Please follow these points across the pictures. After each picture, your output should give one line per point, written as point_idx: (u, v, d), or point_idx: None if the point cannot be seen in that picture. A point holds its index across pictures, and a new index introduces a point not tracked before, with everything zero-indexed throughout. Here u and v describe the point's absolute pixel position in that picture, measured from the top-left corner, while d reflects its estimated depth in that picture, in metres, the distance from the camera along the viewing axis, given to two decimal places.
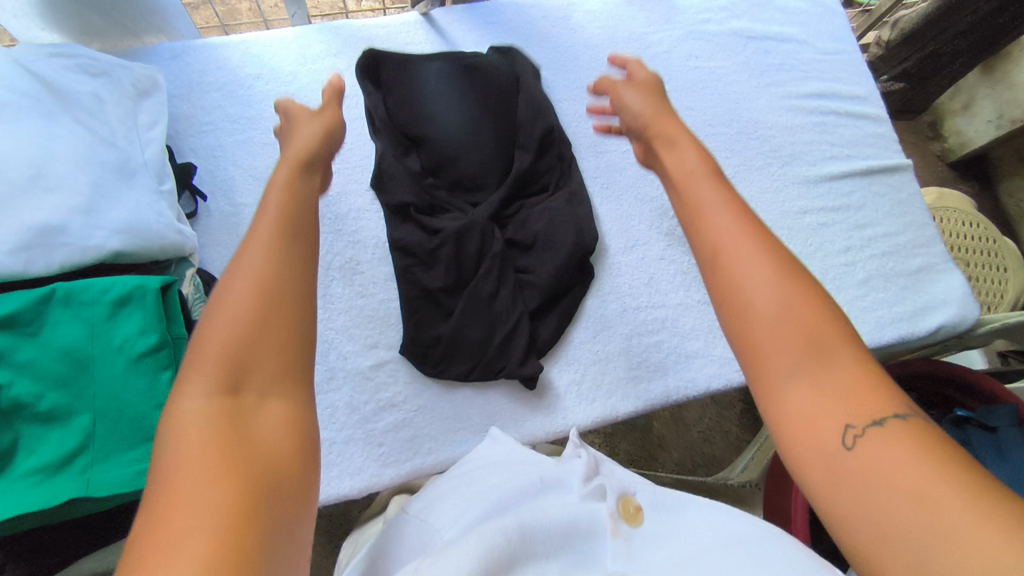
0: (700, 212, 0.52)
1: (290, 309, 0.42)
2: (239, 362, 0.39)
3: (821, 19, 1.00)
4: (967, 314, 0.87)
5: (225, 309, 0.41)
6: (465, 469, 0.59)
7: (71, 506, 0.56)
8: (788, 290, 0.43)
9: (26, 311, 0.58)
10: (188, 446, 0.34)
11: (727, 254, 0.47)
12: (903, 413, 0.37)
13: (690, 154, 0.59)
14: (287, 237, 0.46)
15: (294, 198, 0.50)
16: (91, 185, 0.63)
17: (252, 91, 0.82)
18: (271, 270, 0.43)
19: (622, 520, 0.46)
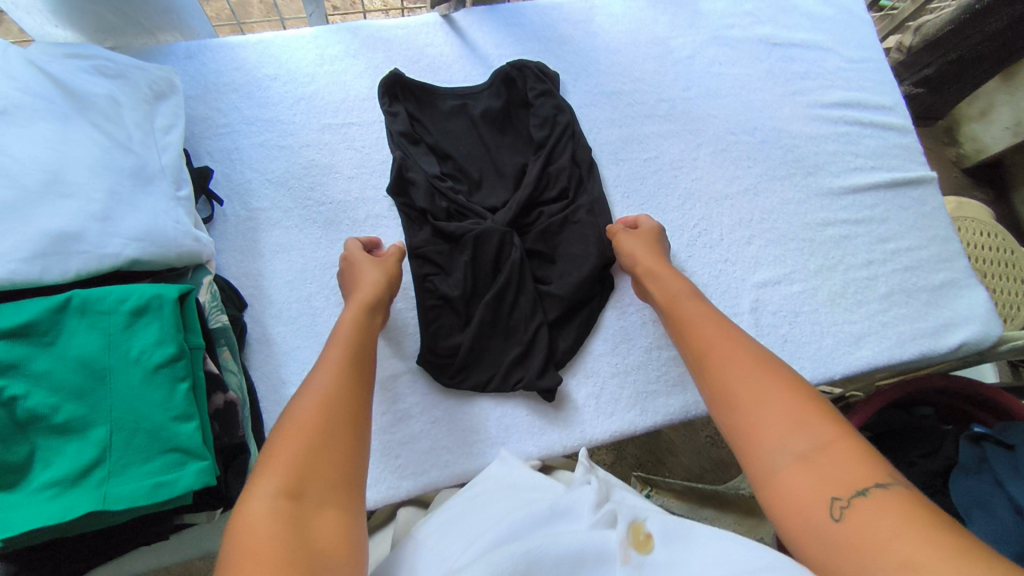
0: (690, 333, 0.66)
1: (345, 440, 0.52)
2: (304, 465, 0.48)
3: (847, 25, 0.98)
4: (990, 331, 0.85)
5: (293, 427, 0.52)
6: (473, 495, 0.59)
7: (88, 520, 0.55)
8: (770, 384, 0.56)
9: (42, 321, 0.57)
10: (263, 539, 0.42)
11: (725, 366, 0.60)
12: (883, 481, 0.45)
13: (674, 279, 0.73)
14: (348, 379, 0.58)
15: (360, 338, 0.64)
16: (107, 192, 0.61)
17: (268, 93, 0.81)
18: (339, 392, 0.56)
19: (632, 548, 0.46)
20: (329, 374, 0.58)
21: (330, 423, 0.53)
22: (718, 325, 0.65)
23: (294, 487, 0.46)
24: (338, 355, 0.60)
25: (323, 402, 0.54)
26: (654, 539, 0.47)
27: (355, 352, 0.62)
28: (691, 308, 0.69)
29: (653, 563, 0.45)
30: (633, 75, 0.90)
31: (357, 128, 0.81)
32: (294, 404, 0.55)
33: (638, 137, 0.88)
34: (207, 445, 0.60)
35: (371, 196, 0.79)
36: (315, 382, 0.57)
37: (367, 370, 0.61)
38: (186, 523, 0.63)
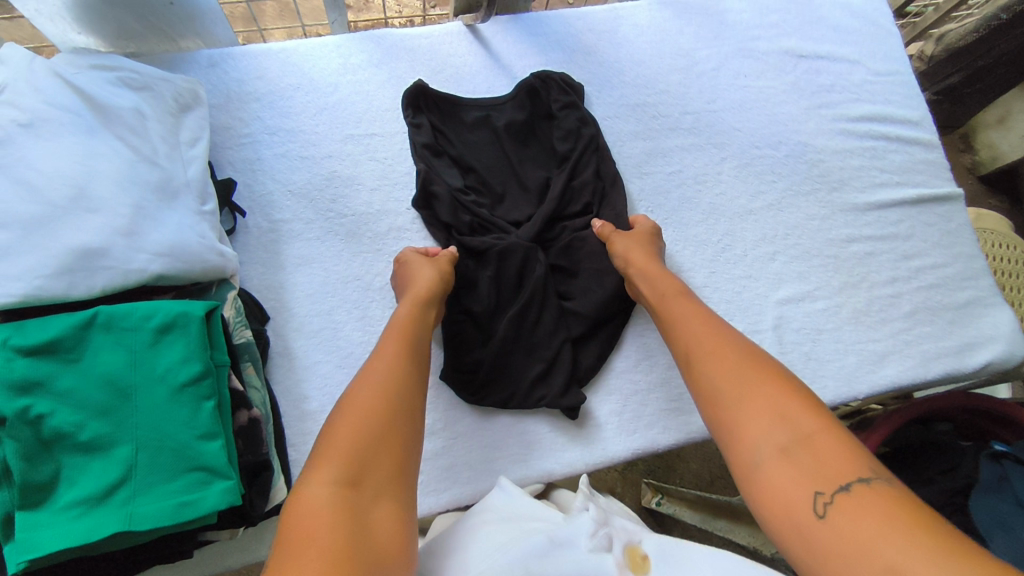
0: (677, 328, 0.65)
1: (398, 437, 0.52)
2: (362, 456, 0.48)
3: (874, 38, 0.97)
4: (1015, 351, 0.85)
5: (352, 414, 0.52)
6: (473, 521, 0.58)
7: (112, 539, 0.54)
8: (749, 380, 0.54)
9: (68, 337, 0.57)
10: (317, 521, 0.42)
11: (703, 362, 0.59)
12: (864, 476, 0.44)
13: (656, 274, 0.71)
14: (405, 374, 0.58)
15: (415, 335, 0.63)
16: (132, 206, 0.61)
17: (291, 102, 0.80)
18: (396, 385, 0.56)
19: (630, 569, 0.48)
20: (386, 364, 0.58)
21: (386, 415, 0.53)
22: (709, 319, 0.64)
23: (351, 476, 0.47)
24: (396, 346, 0.60)
25: (381, 393, 0.54)
26: (650, 560, 0.49)
27: (411, 346, 0.61)
28: (680, 305, 0.67)
29: None
30: (657, 87, 0.89)
31: (379, 139, 0.80)
32: (353, 391, 0.55)
33: (662, 150, 0.87)
34: (231, 463, 0.60)
35: (393, 208, 0.78)
36: (372, 371, 0.57)
37: (420, 366, 0.60)
38: (208, 540, 0.63)
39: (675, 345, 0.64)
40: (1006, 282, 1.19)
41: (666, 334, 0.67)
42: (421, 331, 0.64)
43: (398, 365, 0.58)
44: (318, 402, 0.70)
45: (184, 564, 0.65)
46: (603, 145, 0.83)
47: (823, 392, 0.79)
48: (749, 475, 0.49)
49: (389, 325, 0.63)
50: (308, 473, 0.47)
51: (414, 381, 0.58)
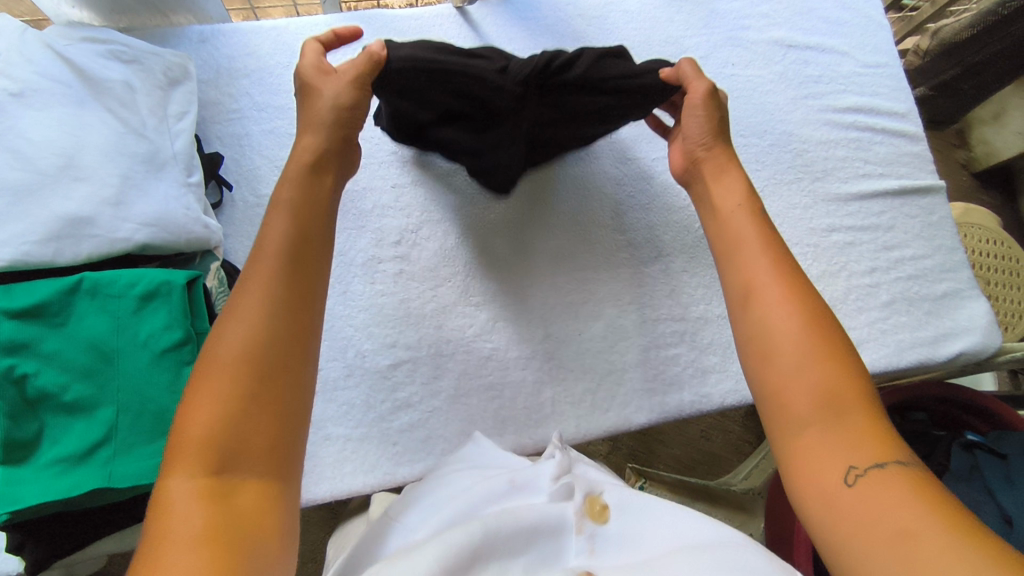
0: (732, 264, 0.60)
1: (272, 387, 0.46)
2: (229, 429, 0.43)
3: (865, 30, 0.98)
4: (989, 343, 0.86)
5: (216, 378, 0.45)
6: (442, 473, 0.60)
7: (94, 495, 0.57)
8: (805, 341, 0.51)
9: (53, 302, 0.58)
10: (182, 517, 0.39)
11: (761, 292, 0.55)
12: (904, 459, 0.44)
13: (732, 187, 0.66)
14: (285, 296, 0.50)
15: (294, 227, 0.55)
16: (120, 177, 0.62)
17: (280, 80, 0.81)
18: (273, 330, 0.48)
19: (587, 518, 0.49)
20: (257, 296, 0.49)
21: (259, 371, 0.46)
22: (774, 256, 0.58)
23: (219, 460, 0.42)
24: (272, 273, 0.51)
25: (251, 343, 0.47)
26: (609, 511, 0.50)
27: (293, 255, 0.53)
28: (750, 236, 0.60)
29: (606, 534, 0.48)
30: None
31: None
32: (214, 343, 0.47)
33: (646, 137, 0.88)
34: None
35: (379, 185, 0.81)
36: (243, 307, 0.49)
37: (310, 281, 0.53)
38: None
39: (724, 256, 0.62)
40: (996, 278, 1.19)
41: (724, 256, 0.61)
42: (298, 244, 0.54)
43: (273, 301, 0.49)
44: None
45: None
46: None
47: None
48: (783, 429, 0.49)
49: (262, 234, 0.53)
50: (172, 455, 0.42)
51: (296, 316, 0.50)
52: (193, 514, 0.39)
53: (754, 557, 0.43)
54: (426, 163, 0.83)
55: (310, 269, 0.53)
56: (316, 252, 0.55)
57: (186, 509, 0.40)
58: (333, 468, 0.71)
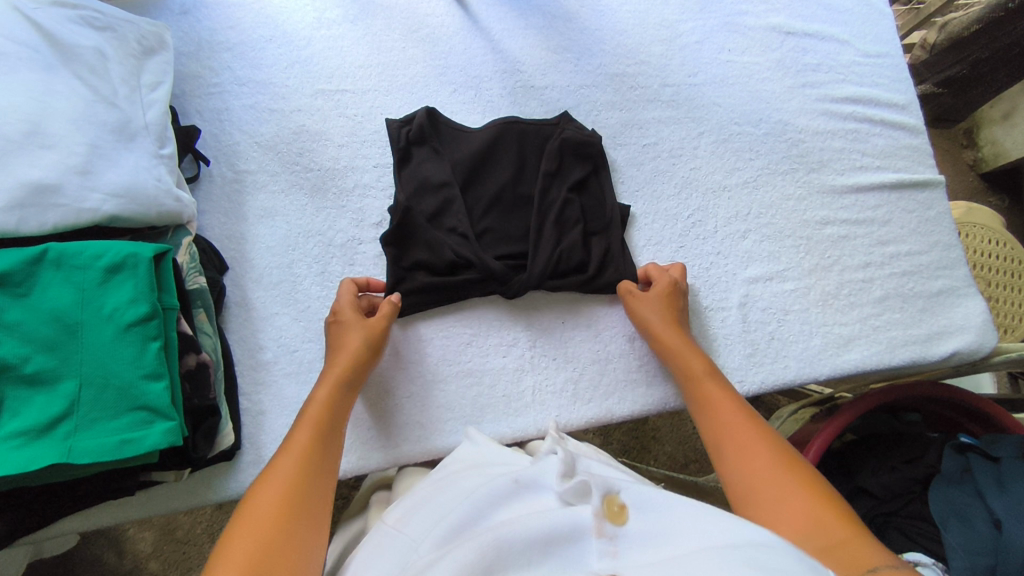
0: (709, 419, 0.65)
1: (292, 535, 0.49)
2: (256, 569, 0.45)
3: (866, 19, 0.96)
4: (984, 343, 0.84)
5: (246, 528, 0.48)
6: (439, 476, 0.59)
7: (54, 470, 0.55)
8: (783, 481, 0.54)
9: (17, 271, 0.56)
10: None
11: (736, 447, 0.60)
12: (892, 561, 0.45)
13: (689, 349, 0.71)
14: (305, 464, 0.55)
15: (318, 413, 0.61)
16: (88, 145, 0.61)
17: (262, 54, 0.80)
18: (301, 489, 0.53)
19: (607, 520, 0.46)
20: (287, 466, 0.54)
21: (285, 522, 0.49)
22: (739, 414, 0.63)
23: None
24: (299, 444, 0.57)
25: (283, 498, 0.51)
26: (628, 510, 0.47)
27: (319, 432, 0.59)
28: (719, 399, 0.66)
29: (628, 536, 0.45)
30: (638, 57, 0.88)
31: (350, 95, 0.80)
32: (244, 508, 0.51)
33: (638, 122, 0.86)
34: (175, 405, 0.60)
35: (360, 165, 0.78)
36: (275, 473, 0.53)
37: (327, 454, 0.58)
38: (154, 481, 0.64)
39: (704, 415, 0.66)
40: (1000, 279, 1.15)
41: (702, 421, 0.66)
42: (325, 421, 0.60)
43: (296, 465, 0.55)
44: (273, 352, 0.71)
45: (130, 502, 0.66)
46: (601, 155, 0.81)
47: (783, 372, 0.79)
48: None
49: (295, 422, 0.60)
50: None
51: (318, 479, 0.55)
52: None
53: (786, 555, 0.40)
54: None
55: (328, 439, 0.59)
56: (333, 429, 0.60)
57: None
58: None
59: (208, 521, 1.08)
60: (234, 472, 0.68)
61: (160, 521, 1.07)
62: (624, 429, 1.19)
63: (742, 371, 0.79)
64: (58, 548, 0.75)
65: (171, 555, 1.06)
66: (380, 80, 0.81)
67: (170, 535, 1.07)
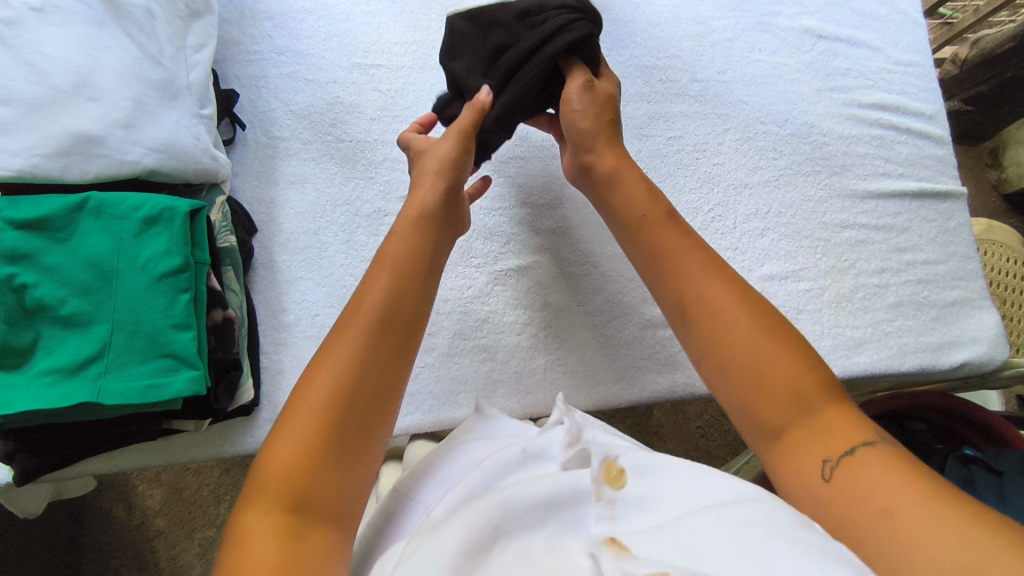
0: (678, 287, 0.61)
1: (345, 433, 0.49)
2: (306, 486, 0.46)
3: (899, 27, 0.96)
4: (995, 355, 0.84)
5: (297, 428, 0.48)
6: (450, 445, 0.59)
7: (83, 408, 0.58)
8: (767, 352, 0.53)
9: (58, 217, 0.59)
10: (256, 563, 0.42)
11: (716, 313, 0.57)
12: (871, 441, 0.47)
13: (638, 191, 0.68)
14: (362, 346, 0.53)
15: (383, 282, 0.58)
16: (132, 100, 0.63)
17: (302, 25, 0.82)
18: (354, 382, 0.51)
19: (605, 483, 0.47)
20: (343, 351, 0.52)
21: (343, 418, 0.49)
22: (723, 278, 0.59)
23: (292, 507, 0.45)
24: (364, 324, 0.54)
25: (333, 394, 0.50)
26: (626, 475, 0.48)
27: (386, 308, 0.56)
28: (687, 260, 0.62)
29: (625, 498, 0.47)
30: (669, 51, 0.89)
31: (385, 71, 0.82)
32: (301, 394, 0.50)
33: (665, 115, 0.87)
34: (201, 355, 0.62)
35: (390, 139, 0.80)
36: (335, 354, 0.52)
37: (392, 330, 0.55)
38: (174, 429, 0.66)
39: (666, 266, 0.62)
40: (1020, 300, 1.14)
41: (654, 282, 0.64)
42: (393, 294, 0.57)
43: (356, 349, 0.52)
44: (295, 315, 0.73)
45: (148, 449, 0.68)
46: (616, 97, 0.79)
47: None
48: (763, 443, 0.52)
49: (366, 285, 0.57)
50: (250, 496, 0.46)
51: (391, 372, 0.53)
52: (267, 548, 0.42)
53: (777, 512, 0.41)
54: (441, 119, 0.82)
55: (404, 319, 0.56)
56: (400, 307, 0.57)
57: (263, 544, 0.43)
58: None
59: (215, 484, 1.11)
60: (250, 428, 0.69)
61: (170, 479, 1.10)
62: (627, 422, 1.20)
63: None
64: (77, 492, 0.78)
65: (177, 514, 1.09)
66: (415, 58, 0.83)
67: (177, 494, 1.10)
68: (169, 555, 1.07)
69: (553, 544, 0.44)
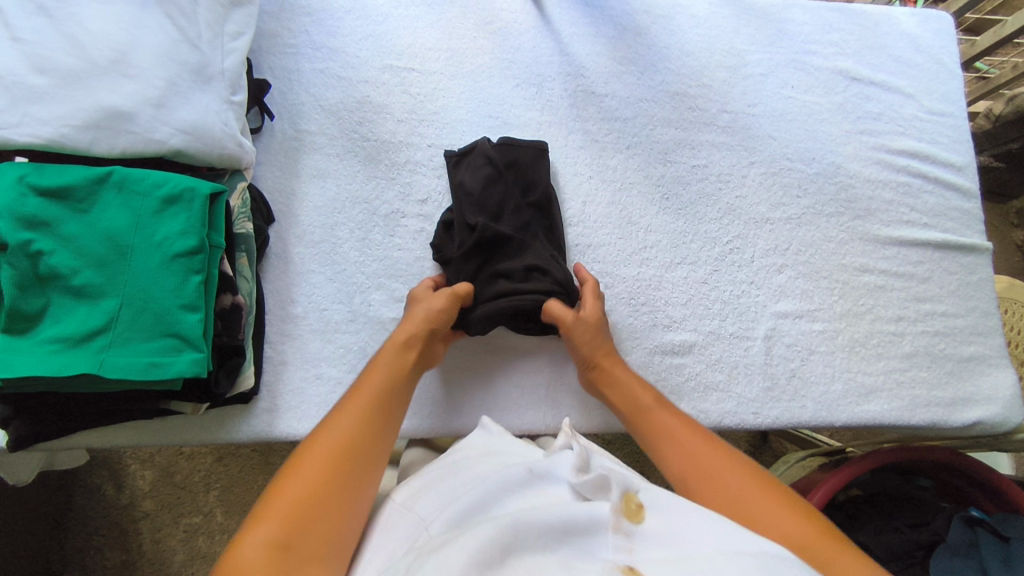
0: (665, 453, 0.59)
1: (348, 480, 0.49)
2: (300, 525, 0.44)
3: (934, 76, 0.95)
4: (1010, 417, 0.82)
5: (304, 466, 0.48)
6: (453, 460, 0.59)
7: (83, 379, 0.57)
8: (755, 500, 0.51)
9: (80, 187, 0.60)
10: None
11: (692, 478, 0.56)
12: None
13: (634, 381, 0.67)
14: (371, 405, 0.56)
15: (391, 361, 0.61)
16: (166, 81, 0.64)
17: (340, 23, 0.83)
18: (361, 438, 0.52)
19: (625, 516, 0.47)
20: (351, 410, 0.54)
21: (345, 466, 0.49)
22: (702, 437, 0.59)
23: (284, 539, 0.43)
24: (371, 390, 0.57)
25: (343, 441, 0.51)
26: (645, 510, 0.48)
27: (391, 383, 0.59)
28: (672, 425, 0.62)
29: (643, 533, 0.46)
30: (701, 80, 0.89)
31: (416, 75, 0.82)
32: (310, 440, 0.51)
33: (691, 142, 0.87)
34: (205, 338, 0.62)
35: (415, 142, 0.80)
36: (345, 410, 0.54)
37: (395, 403, 0.58)
38: (171, 411, 0.65)
39: (651, 443, 0.61)
40: None
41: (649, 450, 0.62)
42: (397, 370, 0.61)
43: (365, 408, 0.55)
44: (303, 307, 0.73)
45: (143, 428, 0.67)
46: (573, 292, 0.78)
47: (800, 411, 0.78)
48: None
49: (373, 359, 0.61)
50: (247, 523, 0.44)
51: (389, 435, 0.55)
52: None
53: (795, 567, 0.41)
54: (466, 127, 0.82)
55: (397, 396, 0.59)
56: (399, 382, 0.60)
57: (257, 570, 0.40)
58: (317, 408, 0.70)
59: (207, 471, 1.10)
60: (246, 417, 0.69)
61: (162, 462, 1.10)
62: (626, 450, 1.18)
63: (760, 404, 0.77)
64: (68, 464, 0.78)
65: (165, 497, 1.08)
66: (447, 65, 0.83)
67: (168, 478, 1.09)
68: (154, 539, 1.07)
69: (566, 566, 0.43)
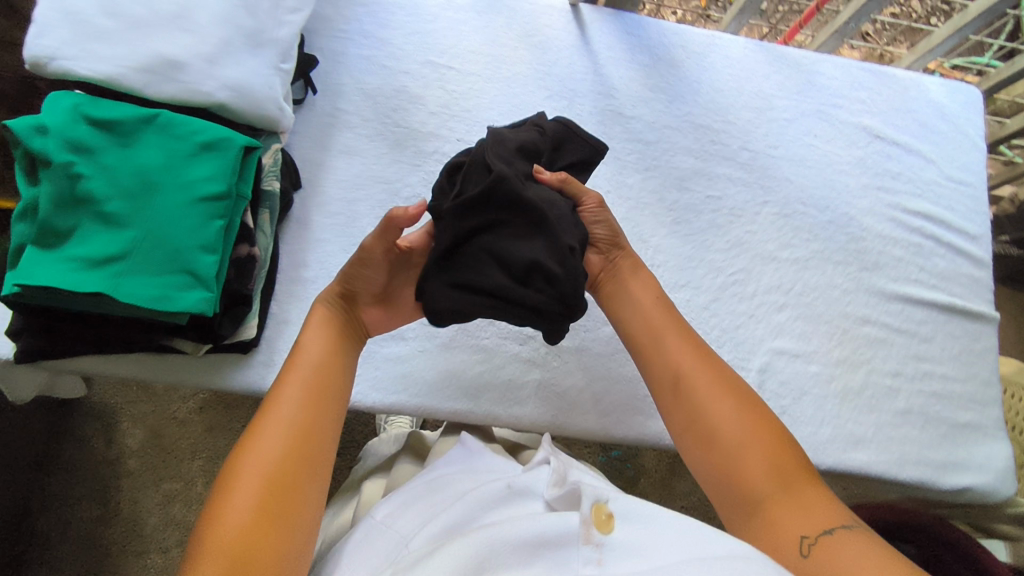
0: (664, 355, 0.63)
1: (283, 493, 0.50)
2: (246, 555, 0.46)
3: (957, 145, 0.97)
4: (998, 488, 0.81)
5: (242, 490, 0.49)
6: (432, 476, 0.59)
7: (96, 300, 0.60)
8: (741, 425, 0.56)
9: (127, 123, 0.64)
10: None
11: (687, 381, 0.61)
12: (846, 524, 0.49)
13: (645, 291, 0.69)
14: (300, 405, 0.55)
15: (322, 345, 0.61)
16: (222, 40, 0.68)
17: (391, 17, 0.88)
18: (294, 446, 0.53)
19: (595, 527, 0.46)
20: (281, 416, 0.54)
21: (281, 482, 0.50)
22: (695, 351, 0.63)
23: (235, 564, 0.45)
24: (298, 389, 0.57)
25: (278, 456, 0.52)
26: (615, 520, 0.47)
27: (320, 378, 0.58)
28: (672, 332, 0.65)
29: (613, 545, 0.45)
30: (726, 116, 0.92)
31: (455, 74, 0.87)
32: (243, 456, 0.52)
33: (708, 173, 0.89)
34: (217, 280, 0.65)
35: (444, 134, 0.84)
36: (276, 415, 0.54)
37: (329, 397, 0.58)
38: (173, 348, 0.68)
39: (643, 344, 0.66)
40: None
41: (643, 360, 0.66)
42: (329, 360, 0.60)
43: (295, 412, 0.55)
44: (314, 272, 0.76)
45: (143, 362, 0.70)
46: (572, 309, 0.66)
47: None
48: (740, 509, 0.54)
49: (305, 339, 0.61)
50: (195, 560, 0.46)
51: (323, 432, 0.55)
52: None
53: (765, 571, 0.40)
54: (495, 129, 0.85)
55: (331, 389, 0.58)
56: (332, 375, 0.59)
57: None
58: None
59: (195, 440, 1.12)
60: (243, 366, 0.71)
61: (154, 424, 1.12)
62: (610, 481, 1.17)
63: None
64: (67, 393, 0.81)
65: (150, 459, 1.10)
66: (486, 68, 0.88)
67: (156, 439, 1.11)
68: (132, 499, 1.08)
69: None
